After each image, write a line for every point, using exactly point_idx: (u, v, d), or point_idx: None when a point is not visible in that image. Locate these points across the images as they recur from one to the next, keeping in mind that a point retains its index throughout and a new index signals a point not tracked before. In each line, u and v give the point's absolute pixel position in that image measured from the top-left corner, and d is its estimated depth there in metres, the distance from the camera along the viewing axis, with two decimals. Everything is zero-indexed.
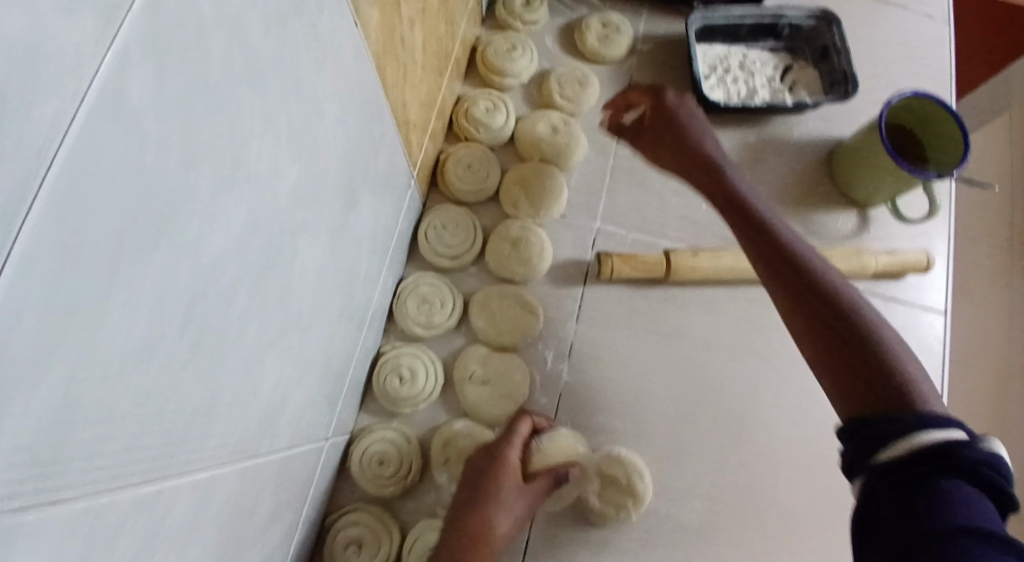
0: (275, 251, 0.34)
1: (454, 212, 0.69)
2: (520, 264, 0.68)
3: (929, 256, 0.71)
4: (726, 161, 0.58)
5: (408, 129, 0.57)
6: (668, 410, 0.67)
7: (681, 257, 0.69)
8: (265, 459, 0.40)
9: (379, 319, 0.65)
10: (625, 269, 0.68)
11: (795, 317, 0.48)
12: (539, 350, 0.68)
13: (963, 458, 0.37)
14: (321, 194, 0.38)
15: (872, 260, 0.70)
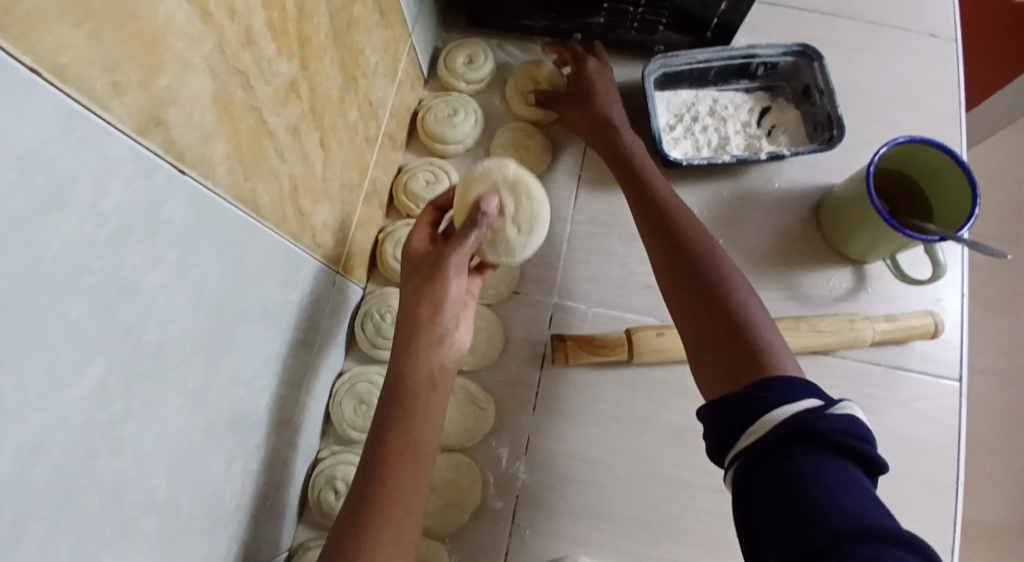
0: (79, 449, 0.29)
1: (392, 298, 0.63)
2: (467, 352, 0.63)
3: (938, 321, 0.63)
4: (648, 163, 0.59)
5: (321, 229, 0.52)
6: (636, 509, 0.60)
7: (644, 335, 0.62)
8: None
9: (313, 425, 0.59)
10: (582, 354, 0.62)
11: (679, 294, 0.48)
12: (493, 446, 0.62)
13: (815, 427, 0.36)
14: (154, 360, 0.33)
15: (870, 329, 0.62)
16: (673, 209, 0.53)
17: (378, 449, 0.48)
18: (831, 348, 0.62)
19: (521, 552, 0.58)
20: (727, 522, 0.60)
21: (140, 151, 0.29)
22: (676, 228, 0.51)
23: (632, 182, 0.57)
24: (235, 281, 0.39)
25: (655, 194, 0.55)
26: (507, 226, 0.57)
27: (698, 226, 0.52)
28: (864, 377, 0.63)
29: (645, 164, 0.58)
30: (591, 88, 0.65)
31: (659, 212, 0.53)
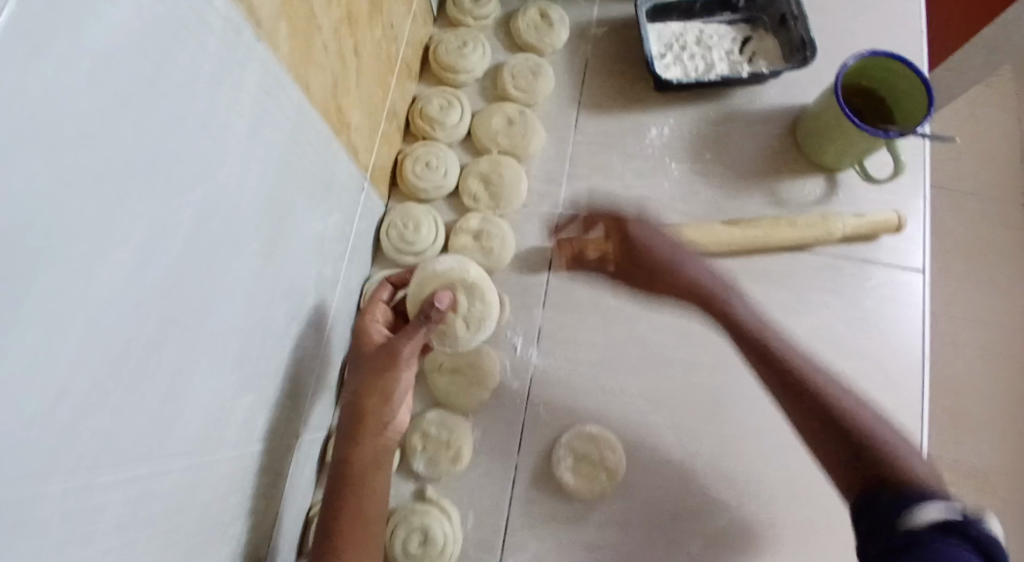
0: (183, 258, 0.36)
1: (413, 209, 0.70)
2: (482, 255, 0.70)
3: (899, 216, 0.70)
4: (669, 242, 0.66)
5: (351, 134, 0.59)
6: (637, 386, 0.68)
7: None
8: (212, 454, 0.43)
9: (347, 320, 0.67)
10: (586, 253, 0.69)
11: (806, 422, 0.53)
12: (507, 337, 0.70)
13: (965, 531, 0.39)
14: (228, 205, 0.40)
15: (840, 222, 0.69)
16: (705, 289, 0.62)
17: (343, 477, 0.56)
18: (805, 242, 0.70)
19: (535, 425, 0.67)
20: (717, 396, 0.68)
21: (224, 15, 0.35)
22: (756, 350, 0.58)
23: (625, 263, 0.67)
24: (286, 156, 0.47)
25: (732, 319, 0.60)
26: (456, 320, 0.63)
27: (777, 347, 0.57)
28: (836, 269, 0.71)
29: (646, 238, 0.65)
30: (615, 223, 0.68)
31: (699, 296, 0.63)
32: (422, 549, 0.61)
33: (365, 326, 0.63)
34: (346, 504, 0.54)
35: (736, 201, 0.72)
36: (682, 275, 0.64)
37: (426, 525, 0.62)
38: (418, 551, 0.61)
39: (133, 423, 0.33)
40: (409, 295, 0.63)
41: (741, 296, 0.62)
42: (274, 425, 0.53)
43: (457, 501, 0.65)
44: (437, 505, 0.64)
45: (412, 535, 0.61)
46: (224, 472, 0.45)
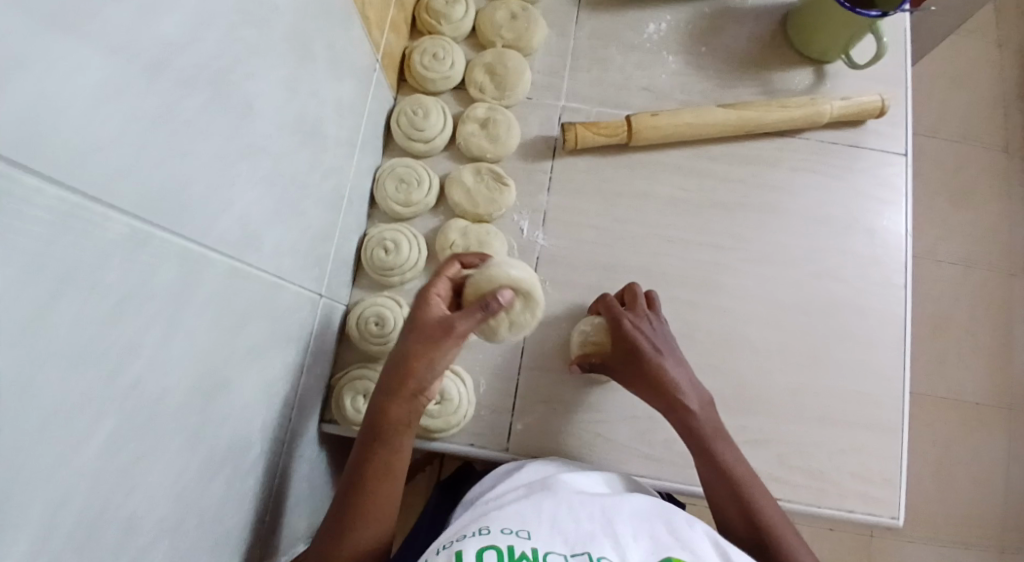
0: (223, 57, 0.40)
1: (422, 97, 0.73)
2: (489, 141, 0.73)
3: (885, 98, 0.73)
4: (688, 374, 0.62)
5: (364, 7, 0.62)
6: (638, 264, 0.73)
7: (641, 117, 0.72)
8: (248, 270, 0.48)
9: (362, 201, 0.71)
10: (589, 135, 0.72)
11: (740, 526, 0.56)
12: (514, 219, 0.74)
13: None
14: (260, 25, 0.43)
15: (829, 105, 0.73)
16: (664, 365, 0.61)
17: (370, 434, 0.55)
18: (797, 125, 0.73)
19: (543, 301, 0.72)
20: (712, 270, 0.73)
21: None
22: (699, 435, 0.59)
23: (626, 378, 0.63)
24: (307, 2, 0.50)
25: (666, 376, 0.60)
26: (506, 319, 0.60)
27: (745, 473, 0.58)
28: (825, 152, 0.75)
29: (649, 351, 0.61)
30: (609, 309, 0.65)
31: (672, 405, 0.60)
32: (439, 408, 0.67)
33: (423, 299, 0.58)
34: (369, 465, 0.55)
35: (730, 89, 0.76)
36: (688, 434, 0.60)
37: (443, 388, 0.67)
38: (436, 409, 0.67)
39: (187, 212, 0.39)
40: (470, 284, 0.58)
41: (734, 445, 0.59)
42: (302, 277, 0.59)
43: (468, 370, 0.70)
44: (452, 370, 0.69)
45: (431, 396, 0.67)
46: (263, 299, 0.51)
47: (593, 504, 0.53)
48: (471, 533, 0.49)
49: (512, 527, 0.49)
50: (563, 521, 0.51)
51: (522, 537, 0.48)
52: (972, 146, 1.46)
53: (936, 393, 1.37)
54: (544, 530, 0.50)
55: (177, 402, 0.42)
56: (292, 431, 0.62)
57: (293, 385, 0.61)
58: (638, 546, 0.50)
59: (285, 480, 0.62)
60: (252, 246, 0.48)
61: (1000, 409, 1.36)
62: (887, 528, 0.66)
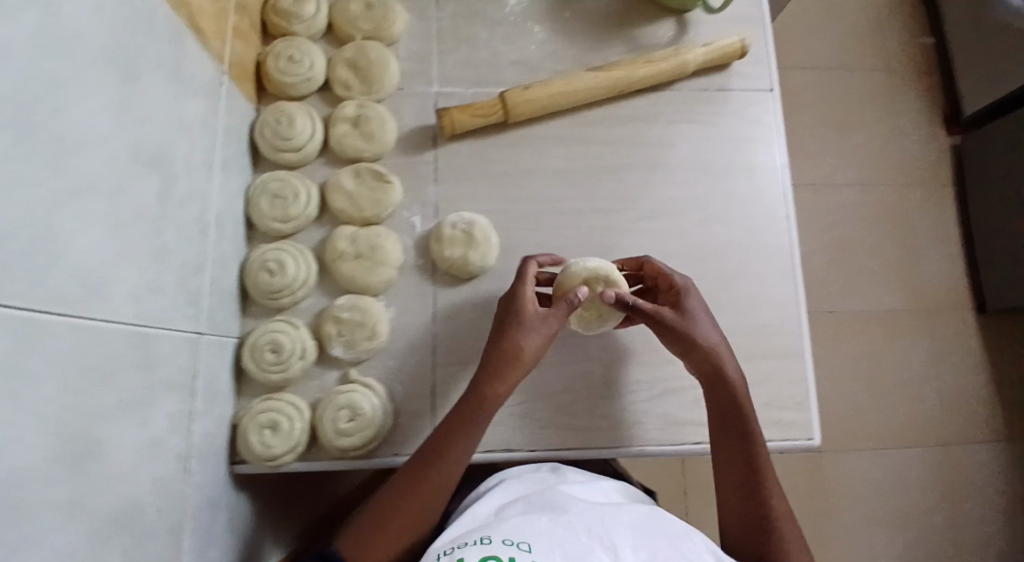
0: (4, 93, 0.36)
1: (284, 104, 0.69)
2: (364, 140, 0.70)
3: (743, 39, 0.75)
4: (711, 329, 0.63)
5: (192, 20, 0.57)
6: (538, 241, 0.72)
7: (513, 93, 0.71)
8: (91, 323, 0.44)
9: (238, 224, 0.67)
10: (465, 118, 0.70)
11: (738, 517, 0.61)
12: (405, 216, 0.71)
13: None
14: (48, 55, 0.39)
15: (692, 54, 0.73)
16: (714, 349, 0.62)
17: (431, 456, 0.60)
18: (666, 79, 0.73)
19: (448, 294, 0.70)
20: (612, 234, 0.72)
21: None
22: (745, 434, 0.61)
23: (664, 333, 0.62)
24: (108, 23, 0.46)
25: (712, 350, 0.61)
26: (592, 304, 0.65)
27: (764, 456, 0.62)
28: (698, 101, 0.75)
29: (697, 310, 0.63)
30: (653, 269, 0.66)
31: (714, 368, 0.62)
32: (354, 424, 0.65)
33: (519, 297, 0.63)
34: (435, 458, 0.59)
35: (598, 52, 0.75)
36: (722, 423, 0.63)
37: (354, 404, 0.65)
38: (350, 427, 0.65)
39: None
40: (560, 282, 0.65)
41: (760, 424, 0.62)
42: (175, 320, 0.55)
43: (382, 379, 0.68)
44: (362, 383, 0.67)
45: (342, 413, 0.65)
46: (125, 350, 0.48)
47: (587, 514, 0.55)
48: (473, 542, 0.51)
49: (512, 538, 0.51)
50: (564, 533, 0.52)
51: (523, 549, 0.50)
52: (855, 76, 1.51)
53: (856, 311, 1.42)
54: (543, 540, 0.51)
55: (34, 472, 0.39)
56: (193, 483, 0.60)
57: (185, 432, 0.58)
58: (633, 557, 0.51)
59: (194, 529, 0.60)
60: (97, 292, 0.45)
61: (915, 314, 1.43)
62: (806, 449, 0.69)
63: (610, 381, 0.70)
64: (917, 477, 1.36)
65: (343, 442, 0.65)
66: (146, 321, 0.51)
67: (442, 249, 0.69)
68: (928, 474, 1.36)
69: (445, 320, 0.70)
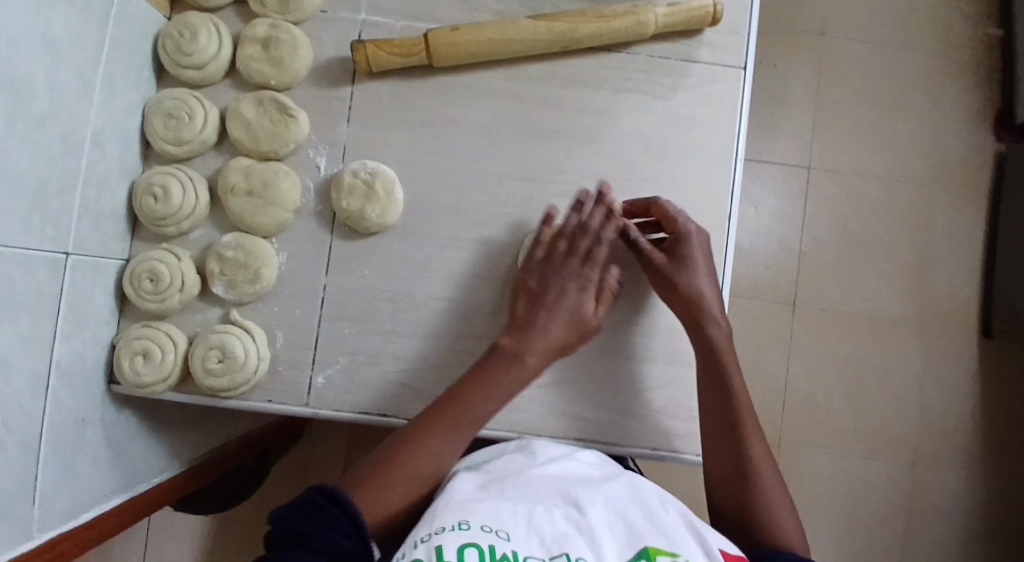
0: None
1: (189, 16, 0.64)
2: (271, 66, 0.64)
3: (717, 3, 0.64)
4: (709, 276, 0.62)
5: None
6: (449, 202, 0.66)
7: (439, 33, 0.63)
8: None
9: (128, 142, 0.64)
10: (382, 55, 0.63)
11: (722, 476, 0.59)
12: (311, 156, 0.66)
13: None
14: None
15: (651, 13, 0.64)
16: (703, 299, 0.60)
17: (450, 417, 0.57)
18: (615, 40, 0.65)
19: (345, 246, 0.66)
20: (530, 206, 0.66)
21: None
22: (724, 382, 0.60)
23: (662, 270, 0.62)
24: None
25: (702, 298, 0.60)
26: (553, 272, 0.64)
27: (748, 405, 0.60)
28: (653, 67, 0.66)
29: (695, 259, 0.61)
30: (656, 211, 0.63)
31: (694, 313, 0.61)
32: (222, 366, 0.63)
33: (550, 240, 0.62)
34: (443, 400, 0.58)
35: None
36: (706, 370, 0.61)
37: (225, 346, 0.63)
38: (218, 368, 0.63)
39: None
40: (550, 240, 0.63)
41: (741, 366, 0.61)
42: (29, 241, 0.53)
43: (264, 323, 0.66)
44: (239, 325, 0.65)
45: (212, 353, 0.63)
46: None
47: (565, 497, 0.51)
48: (449, 528, 0.45)
49: (491, 524, 0.46)
50: (540, 517, 0.48)
51: (502, 537, 0.45)
52: (909, 51, 1.31)
53: (856, 311, 1.28)
54: (520, 526, 0.47)
55: None
56: (53, 406, 0.59)
57: (46, 354, 0.57)
58: (613, 543, 0.47)
59: (55, 449, 0.60)
60: None
61: (921, 324, 1.29)
62: (692, 464, 0.65)
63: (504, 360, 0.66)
64: (880, 493, 1.27)
65: (210, 381, 0.63)
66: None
67: (340, 198, 0.64)
68: (896, 492, 1.27)
69: (338, 272, 0.66)
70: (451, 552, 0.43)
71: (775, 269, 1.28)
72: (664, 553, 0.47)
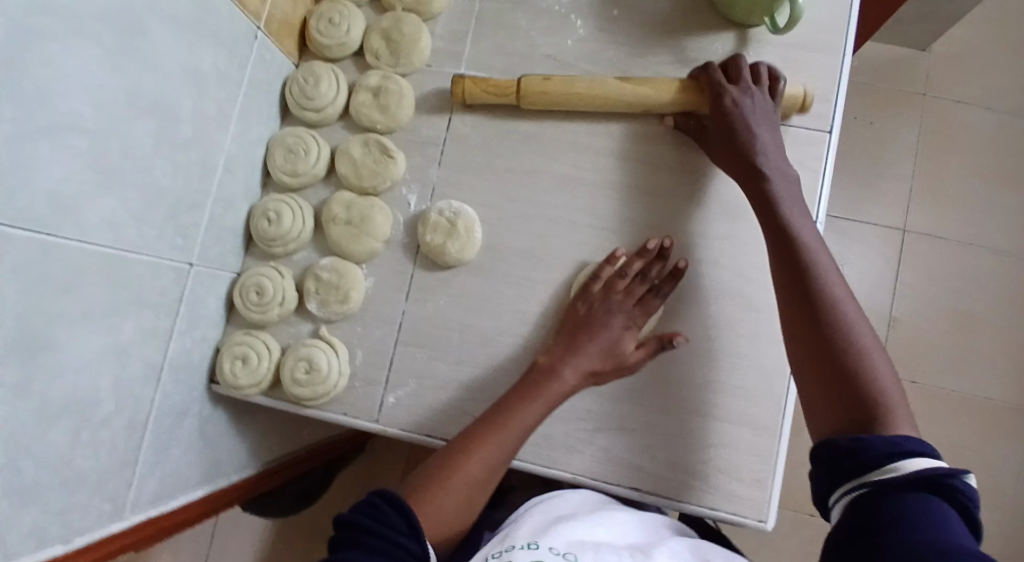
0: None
1: (315, 66, 0.73)
2: (379, 112, 0.72)
3: (807, 93, 0.66)
4: (786, 173, 0.62)
5: None
6: (524, 243, 0.70)
7: (531, 79, 0.69)
8: (68, 245, 0.51)
9: (252, 171, 0.73)
10: (477, 91, 0.69)
11: (801, 339, 0.54)
12: (404, 193, 0.73)
13: (947, 485, 0.42)
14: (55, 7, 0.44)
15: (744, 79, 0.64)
16: (767, 176, 0.61)
17: (487, 433, 0.61)
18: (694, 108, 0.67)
19: (425, 277, 0.71)
20: (601, 253, 0.69)
21: None
22: (802, 263, 0.57)
23: (740, 169, 0.63)
24: None
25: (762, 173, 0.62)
26: None
27: (840, 285, 0.56)
28: None
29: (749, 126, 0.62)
30: (724, 115, 0.63)
31: (767, 209, 0.60)
32: (307, 376, 0.69)
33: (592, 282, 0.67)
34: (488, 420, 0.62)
35: (639, 59, 0.70)
36: (784, 289, 0.57)
37: (312, 358, 0.69)
38: (304, 378, 0.69)
39: None
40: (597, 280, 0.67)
41: (833, 259, 0.57)
42: (161, 248, 0.62)
43: (347, 342, 0.72)
44: (327, 341, 0.71)
45: (301, 364, 0.69)
46: (97, 270, 0.54)
47: (629, 547, 0.56)
48: (521, 546, 0.52)
49: (559, 548, 0.52)
50: (605, 553, 0.53)
51: (569, 560, 0.51)
52: None
53: (952, 390, 1.18)
54: (586, 555, 0.52)
55: None
56: (159, 395, 0.67)
57: (161, 347, 0.66)
58: None
59: (156, 432, 0.67)
60: (80, 218, 0.51)
61: None
62: (754, 530, 0.64)
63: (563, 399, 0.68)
64: None
65: (295, 389, 0.69)
66: (129, 247, 0.58)
67: (425, 233, 0.70)
68: None
69: (417, 301, 0.71)
70: None
71: None
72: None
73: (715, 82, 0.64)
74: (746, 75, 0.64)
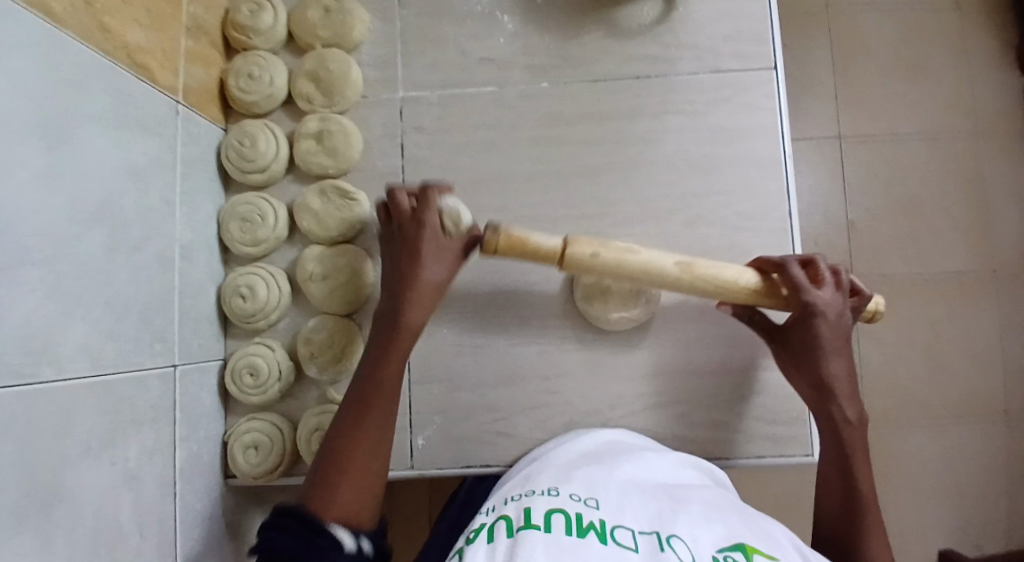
0: None
1: (247, 125, 0.69)
2: (327, 156, 0.68)
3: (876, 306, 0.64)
4: (847, 367, 0.60)
5: (142, 62, 0.57)
6: None
7: (581, 246, 0.58)
8: (49, 388, 0.47)
9: (211, 250, 0.68)
10: (512, 251, 0.58)
11: (831, 494, 0.61)
12: (375, 233, 0.70)
13: None
14: None
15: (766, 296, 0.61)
16: (831, 384, 0.60)
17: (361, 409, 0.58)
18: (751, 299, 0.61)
19: None
20: (588, 240, 0.69)
21: None
22: (840, 435, 0.60)
23: (795, 348, 0.61)
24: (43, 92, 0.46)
25: (829, 386, 0.60)
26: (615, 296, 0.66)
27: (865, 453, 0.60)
28: (684, 86, 0.68)
29: (826, 360, 0.60)
30: (800, 327, 0.60)
31: (818, 387, 0.60)
32: None
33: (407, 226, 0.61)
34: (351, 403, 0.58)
35: (574, 41, 0.69)
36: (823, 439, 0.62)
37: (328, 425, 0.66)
38: None
39: None
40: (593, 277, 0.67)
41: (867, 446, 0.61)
42: (141, 358, 0.58)
43: None
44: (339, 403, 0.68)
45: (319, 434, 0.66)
46: (84, 403, 0.50)
47: (653, 489, 0.57)
48: (542, 492, 0.54)
49: (579, 495, 0.54)
50: (631, 503, 0.54)
51: (591, 508, 0.52)
52: (922, 8, 1.30)
53: (919, 276, 1.25)
54: (610, 505, 0.53)
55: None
56: (180, 506, 0.63)
57: (169, 459, 0.61)
58: (708, 530, 0.51)
59: (188, 546, 0.63)
60: (53, 355, 0.47)
61: (986, 278, 1.25)
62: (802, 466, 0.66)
63: (590, 393, 0.68)
64: (980, 458, 1.23)
65: None
66: (109, 368, 0.53)
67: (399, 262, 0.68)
68: (995, 452, 1.23)
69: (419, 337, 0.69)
70: (542, 513, 0.51)
71: (826, 245, 1.26)
72: (763, 555, 0.50)
73: (798, 289, 0.59)
74: (821, 283, 0.60)
